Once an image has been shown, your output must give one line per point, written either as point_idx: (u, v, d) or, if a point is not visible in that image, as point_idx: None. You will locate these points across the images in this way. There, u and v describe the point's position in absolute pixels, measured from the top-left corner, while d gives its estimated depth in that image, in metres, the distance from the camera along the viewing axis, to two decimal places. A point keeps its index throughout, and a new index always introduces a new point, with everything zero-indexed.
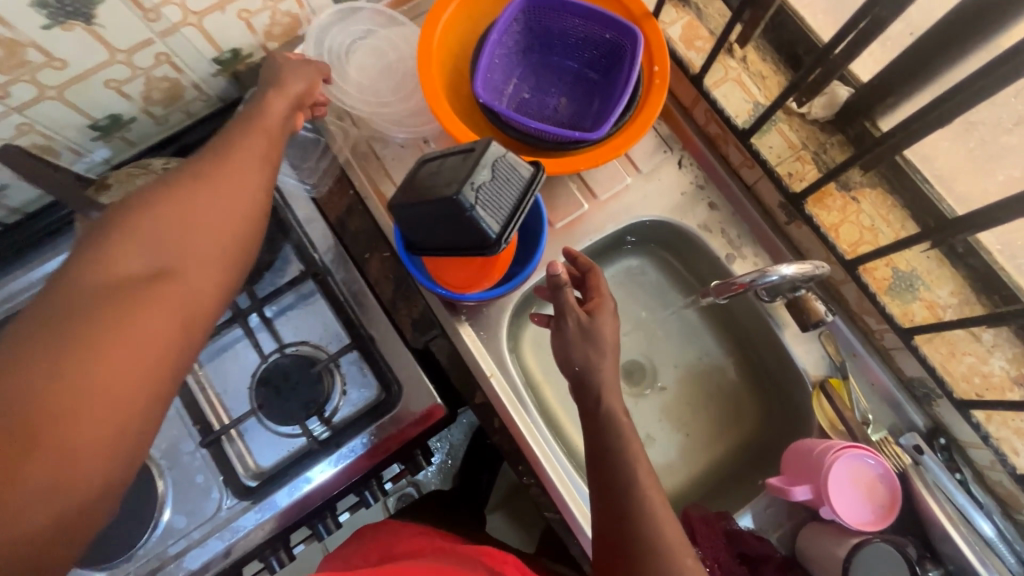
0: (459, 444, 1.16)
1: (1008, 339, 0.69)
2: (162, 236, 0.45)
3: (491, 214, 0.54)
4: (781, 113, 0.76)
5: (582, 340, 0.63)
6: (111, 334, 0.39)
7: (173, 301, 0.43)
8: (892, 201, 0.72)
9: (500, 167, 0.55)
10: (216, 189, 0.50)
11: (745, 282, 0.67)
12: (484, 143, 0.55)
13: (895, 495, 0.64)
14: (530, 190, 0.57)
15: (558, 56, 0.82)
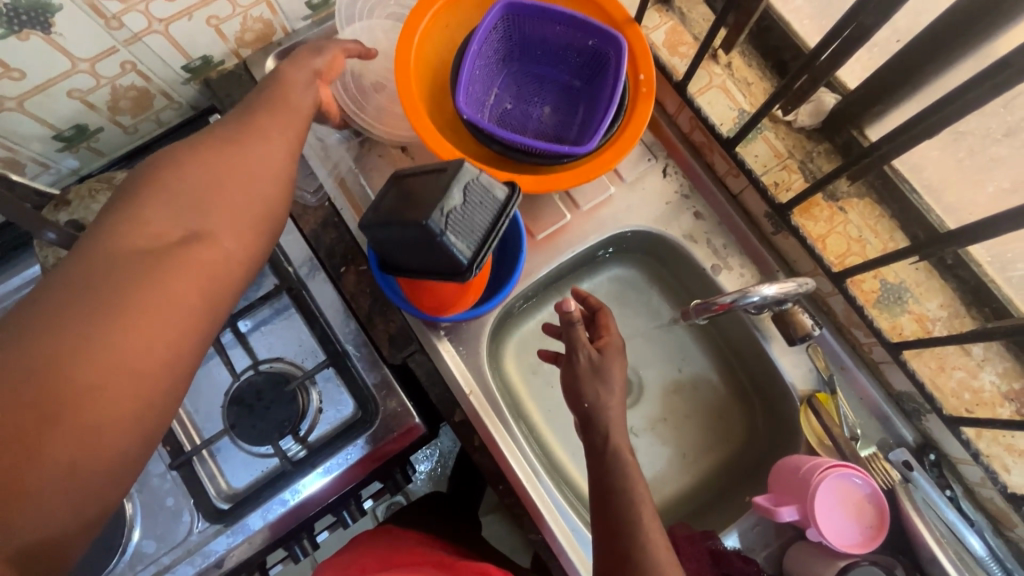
0: (449, 451, 1.14)
1: (999, 354, 0.67)
2: (148, 234, 0.43)
3: (464, 238, 0.52)
4: (767, 120, 0.74)
5: (593, 378, 0.62)
6: (135, 310, 0.39)
7: (198, 272, 0.43)
8: (880, 211, 0.70)
9: (472, 189, 0.52)
10: (209, 194, 0.47)
11: (726, 302, 0.66)
12: (456, 163, 0.53)
13: (884, 516, 0.62)
14: (505, 213, 0.54)
15: (540, 64, 0.80)
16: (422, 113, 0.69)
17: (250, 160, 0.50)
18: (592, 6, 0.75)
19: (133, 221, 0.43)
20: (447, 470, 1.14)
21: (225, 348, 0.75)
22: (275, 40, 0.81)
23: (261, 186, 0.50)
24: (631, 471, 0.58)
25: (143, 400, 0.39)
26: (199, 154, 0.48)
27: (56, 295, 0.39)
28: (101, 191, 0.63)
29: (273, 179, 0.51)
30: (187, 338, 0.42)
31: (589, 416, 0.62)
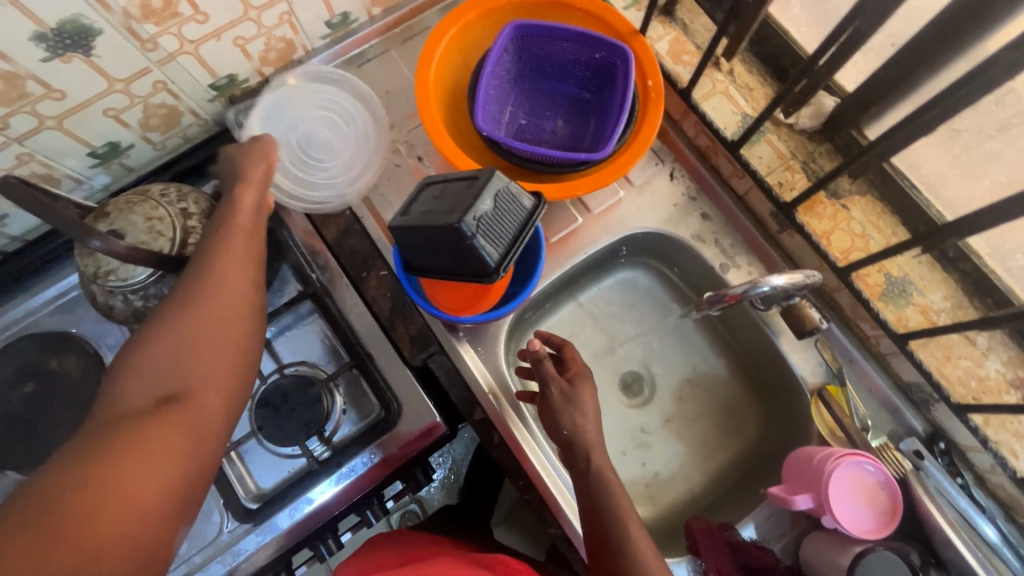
0: (462, 459, 1.16)
1: (1003, 342, 0.69)
2: (147, 380, 0.47)
3: (492, 242, 0.54)
4: (769, 123, 0.78)
5: (564, 406, 0.66)
6: (130, 445, 0.42)
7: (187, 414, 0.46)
8: (882, 208, 0.73)
9: (502, 198, 0.55)
10: (199, 333, 0.50)
11: (738, 293, 0.68)
12: (488, 172, 0.55)
13: (897, 502, 0.64)
14: (531, 221, 0.56)
15: (550, 80, 0.83)
16: (444, 133, 0.73)
17: (225, 295, 0.53)
18: (598, 21, 0.78)
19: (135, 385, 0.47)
20: (459, 477, 1.15)
21: None
22: (295, 58, 0.85)
23: (238, 322, 0.53)
24: (614, 488, 0.61)
25: (138, 543, 0.40)
26: (186, 293, 0.52)
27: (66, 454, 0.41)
28: (138, 203, 0.66)
29: (247, 310, 0.55)
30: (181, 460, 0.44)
31: (566, 435, 0.65)
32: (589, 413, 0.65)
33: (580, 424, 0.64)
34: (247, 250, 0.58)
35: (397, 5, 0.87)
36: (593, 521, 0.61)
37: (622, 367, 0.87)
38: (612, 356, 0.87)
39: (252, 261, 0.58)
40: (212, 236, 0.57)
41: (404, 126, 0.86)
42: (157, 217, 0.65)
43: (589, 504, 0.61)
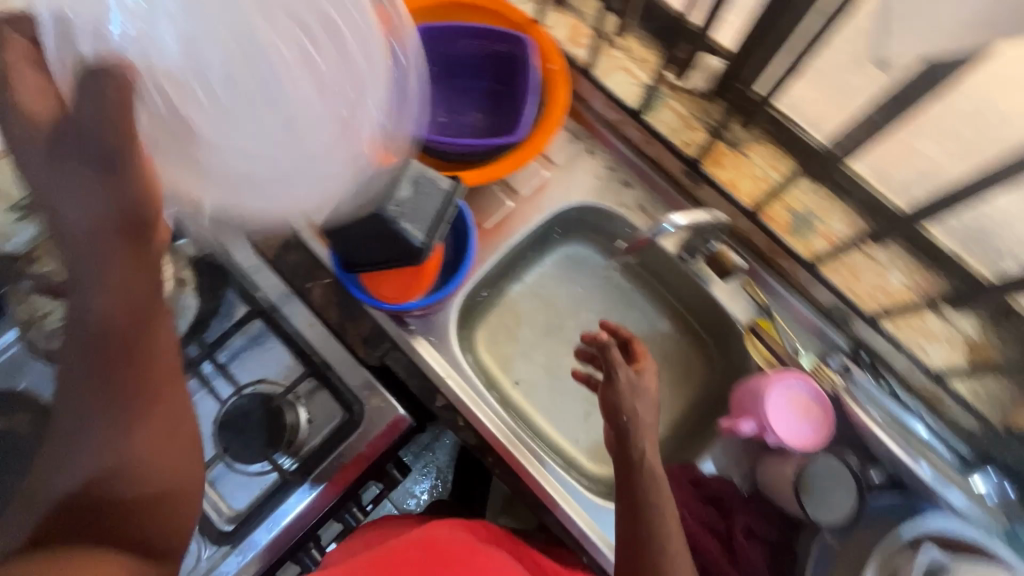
0: (447, 466, 1.15)
1: (901, 255, 0.75)
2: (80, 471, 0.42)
3: (416, 224, 0.57)
4: (667, 89, 0.84)
5: (631, 397, 0.66)
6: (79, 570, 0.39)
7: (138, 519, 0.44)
8: (779, 150, 0.79)
9: (420, 182, 0.58)
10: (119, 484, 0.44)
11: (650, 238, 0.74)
12: (402, 160, 0.58)
13: (829, 411, 0.69)
14: (451, 200, 0.59)
15: (462, 77, 0.87)
16: None
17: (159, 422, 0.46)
18: (496, 16, 0.83)
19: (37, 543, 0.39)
20: (447, 486, 1.13)
21: (207, 381, 0.78)
22: None
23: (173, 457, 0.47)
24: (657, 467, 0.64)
25: None
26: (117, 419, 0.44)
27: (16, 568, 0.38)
28: (64, 243, 0.69)
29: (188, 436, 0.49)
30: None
31: (619, 419, 0.66)
32: (646, 396, 0.66)
33: (638, 412, 0.66)
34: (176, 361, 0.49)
35: None
36: (629, 500, 0.63)
37: (574, 337, 0.91)
38: (563, 328, 0.91)
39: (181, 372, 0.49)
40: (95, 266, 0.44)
41: None
42: None
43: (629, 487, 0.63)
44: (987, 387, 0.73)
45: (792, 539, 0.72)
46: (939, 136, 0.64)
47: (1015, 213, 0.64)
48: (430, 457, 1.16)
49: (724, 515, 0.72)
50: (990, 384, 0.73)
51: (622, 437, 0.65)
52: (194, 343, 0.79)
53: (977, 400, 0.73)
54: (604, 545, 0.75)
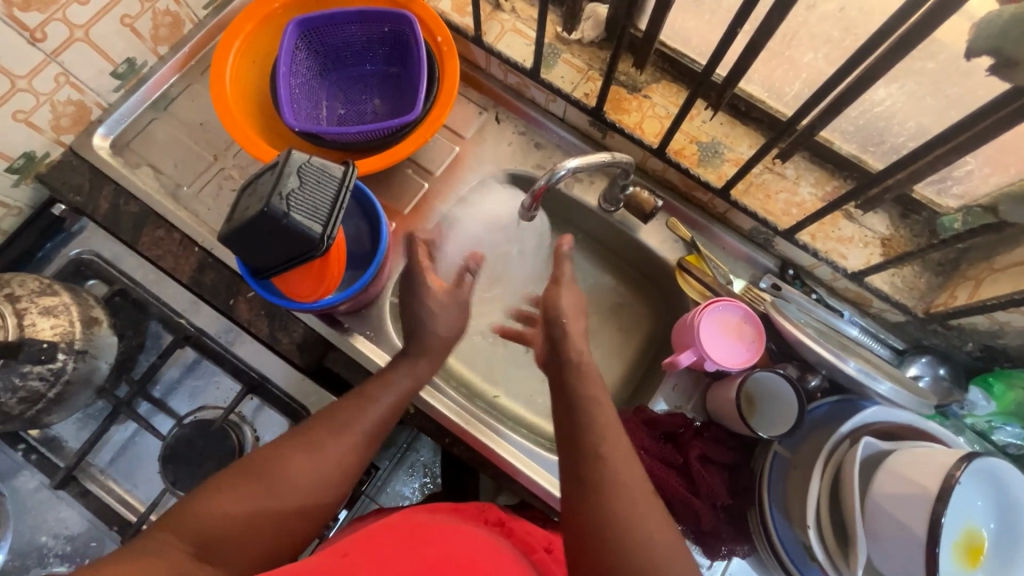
0: (432, 460, 1.08)
1: (807, 167, 0.78)
2: (293, 472, 0.55)
3: (310, 217, 0.55)
4: (560, 45, 0.84)
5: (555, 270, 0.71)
6: (259, 528, 0.52)
7: (292, 529, 0.54)
8: (676, 87, 0.81)
9: (307, 172, 0.57)
10: (269, 482, 0.54)
11: (543, 183, 0.66)
12: (284, 154, 0.56)
13: (760, 330, 0.72)
14: (345, 187, 0.59)
15: (354, 65, 0.85)
16: (261, 143, 0.75)
17: (325, 447, 0.58)
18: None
19: (218, 488, 0.53)
20: (439, 481, 1.06)
21: (145, 418, 0.76)
22: (94, 118, 0.83)
23: (320, 477, 0.56)
24: (606, 433, 0.56)
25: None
26: (309, 434, 0.59)
27: (243, 498, 0.52)
28: None
29: (346, 468, 0.58)
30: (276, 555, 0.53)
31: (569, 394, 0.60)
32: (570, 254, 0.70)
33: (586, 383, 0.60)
34: (373, 428, 0.62)
35: (183, 39, 0.87)
36: (582, 467, 0.54)
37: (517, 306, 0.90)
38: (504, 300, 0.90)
39: (371, 441, 0.61)
40: (367, 423, 0.61)
41: (228, 151, 0.85)
42: None
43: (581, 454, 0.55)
44: (905, 277, 0.75)
45: (749, 460, 0.73)
46: (812, 41, 0.66)
47: (898, 108, 0.66)
48: (414, 458, 1.09)
49: (680, 448, 0.74)
50: (906, 274, 0.76)
51: (572, 412, 0.58)
52: (123, 382, 0.77)
53: (898, 293, 0.75)
54: None
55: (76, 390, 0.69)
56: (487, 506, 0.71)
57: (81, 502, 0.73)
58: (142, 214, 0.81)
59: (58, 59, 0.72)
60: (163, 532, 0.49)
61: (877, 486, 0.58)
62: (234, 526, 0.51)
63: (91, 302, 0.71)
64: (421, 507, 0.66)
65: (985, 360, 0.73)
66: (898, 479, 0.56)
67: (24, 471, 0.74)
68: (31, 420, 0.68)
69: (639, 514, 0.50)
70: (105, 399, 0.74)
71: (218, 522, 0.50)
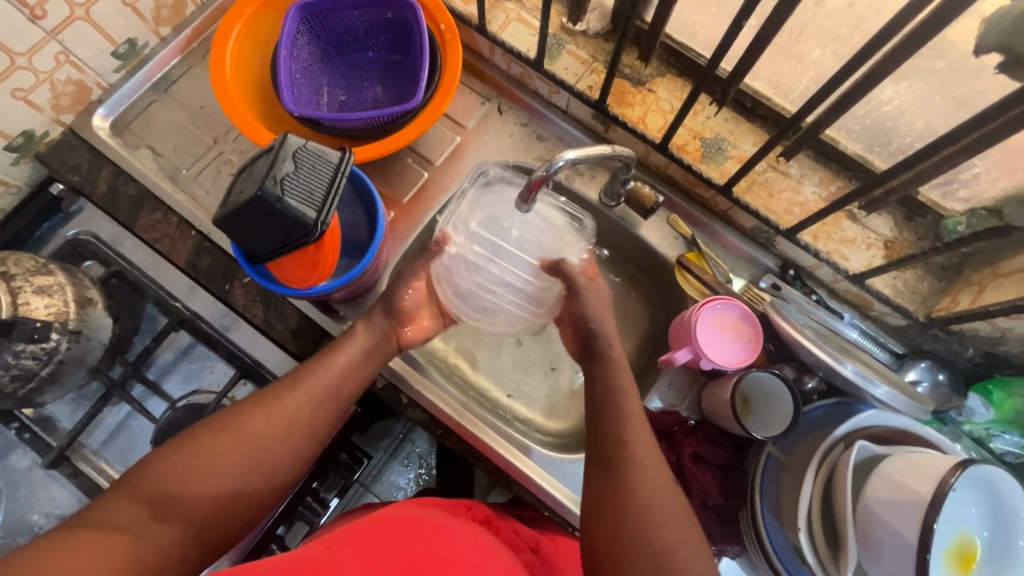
0: (427, 451, 1.07)
1: (811, 167, 0.76)
2: (253, 428, 0.56)
3: (304, 202, 0.55)
4: (565, 36, 0.83)
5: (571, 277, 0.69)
6: (213, 482, 0.52)
7: (250, 483, 0.54)
8: (681, 81, 0.80)
9: (302, 157, 0.56)
10: (225, 440, 0.54)
11: (540, 177, 0.64)
12: (280, 137, 0.56)
13: (758, 330, 0.71)
14: (341, 173, 0.58)
15: (356, 52, 0.84)
16: (259, 127, 0.74)
17: (286, 404, 0.58)
18: None
19: (176, 447, 0.53)
20: (433, 472, 1.06)
21: (138, 400, 0.76)
22: (94, 99, 0.82)
23: (273, 434, 0.56)
24: (631, 447, 0.58)
25: (172, 539, 0.48)
26: (266, 397, 0.58)
27: (201, 455, 0.53)
28: None
29: (301, 430, 0.58)
30: (232, 509, 0.53)
31: (603, 407, 0.62)
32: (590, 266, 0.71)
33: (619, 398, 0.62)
34: (335, 385, 0.62)
35: (185, 20, 0.86)
36: (611, 479, 0.57)
37: None
38: None
39: (327, 403, 0.61)
40: (332, 378, 0.62)
41: (228, 135, 0.85)
42: None
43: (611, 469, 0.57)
44: (907, 281, 0.74)
45: (743, 461, 0.73)
46: (821, 37, 0.64)
47: (906, 108, 0.64)
48: (409, 448, 1.08)
49: (673, 446, 0.73)
50: (908, 277, 0.74)
51: (601, 429, 0.60)
52: (118, 364, 0.77)
53: (899, 297, 0.74)
54: (566, 499, 0.74)
55: (68, 370, 0.69)
56: (475, 504, 0.71)
57: (72, 483, 0.73)
58: (140, 196, 0.81)
59: (58, 37, 0.71)
60: (117, 495, 0.49)
61: (871, 491, 0.57)
62: (195, 483, 0.51)
63: (86, 282, 0.71)
64: (410, 501, 0.66)
65: (985, 367, 0.72)
66: (893, 485, 0.55)
67: (17, 450, 0.74)
68: (24, 399, 0.68)
69: (671, 524, 0.54)
70: (99, 380, 0.75)
71: (180, 482, 0.51)
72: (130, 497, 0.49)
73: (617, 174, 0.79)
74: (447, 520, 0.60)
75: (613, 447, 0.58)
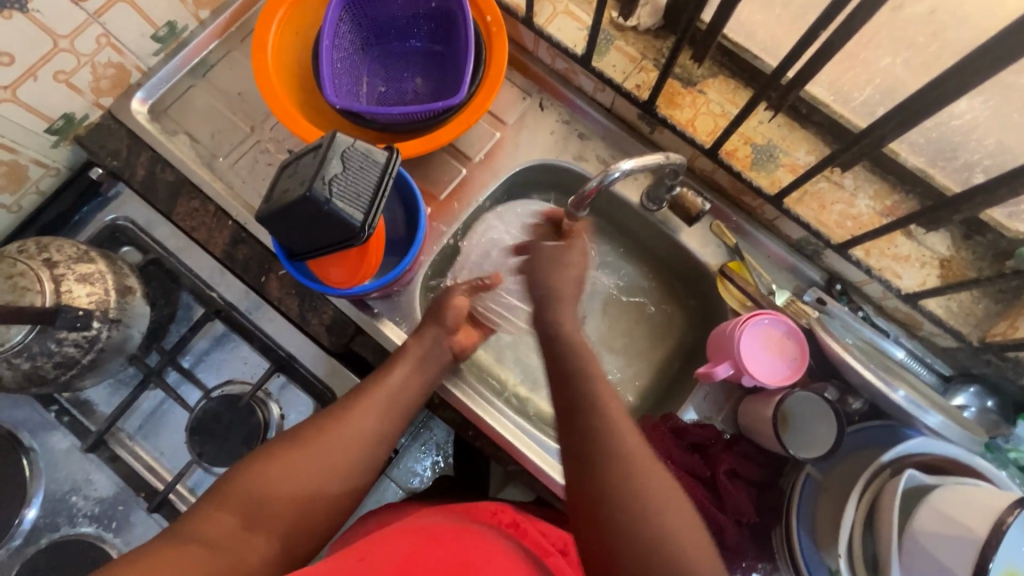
0: (447, 441, 1.05)
1: (867, 178, 0.73)
2: (329, 440, 0.56)
3: (351, 203, 0.54)
4: (613, 31, 0.80)
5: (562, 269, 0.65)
6: (298, 494, 0.53)
7: (330, 495, 0.54)
8: (734, 83, 0.77)
9: (351, 157, 0.55)
10: (305, 451, 0.55)
11: (593, 187, 0.64)
12: (329, 135, 0.54)
13: (804, 348, 0.69)
14: (388, 173, 0.57)
15: (397, 41, 0.81)
16: (300, 119, 0.73)
17: (357, 417, 0.59)
18: None
19: (258, 459, 0.53)
20: (451, 461, 1.04)
21: (173, 387, 0.77)
22: (133, 82, 0.81)
23: (352, 444, 0.57)
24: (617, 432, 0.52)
25: (265, 552, 0.49)
26: (341, 406, 0.59)
27: (283, 465, 0.53)
28: None
29: (377, 435, 0.59)
30: (317, 521, 0.53)
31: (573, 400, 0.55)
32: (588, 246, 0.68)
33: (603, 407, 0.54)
34: (400, 396, 0.63)
35: (224, 3, 0.84)
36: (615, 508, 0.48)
37: None
38: None
39: (397, 408, 0.62)
40: (396, 391, 0.62)
41: (265, 123, 0.83)
42: (17, 273, 0.63)
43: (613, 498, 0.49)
44: (961, 302, 0.72)
45: (779, 478, 0.72)
46: (893, 43, 0.62)
47: (979, 123, 0.61)
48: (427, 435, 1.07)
49: (708, 460, 0.72)
50: (963, 299, 0.72)
51: (579, 408, 0.54)
52: (153, 351, 0.77)
53: (952, 318, 0.71)
54: None
55: (108, 357, 0.69)
56: (500, 508, 0.66)
57: (110, 466, 0.74)
58: (178, 183, 0.80)
59: (100, 19, 0.70)
60: (208, 506, 0.49)
61: (918, 523, 0.56)
62: (283, 495, 0.52)
63: (125, 270, 0.71)
64: (437, 508, 0.64)
65: None
66: (942, 518, 0.54)
67: (56, 431, 0.75)
68: (65, 384, 0.68)
69: (665, 514, 0.48)
70: (136, 367, 0.75)
71: (267, 494, 0.51)
72: (220, 506, 0.49)
73: (658, 178, 0.77)
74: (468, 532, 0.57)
75: (603, 468, 0.50)
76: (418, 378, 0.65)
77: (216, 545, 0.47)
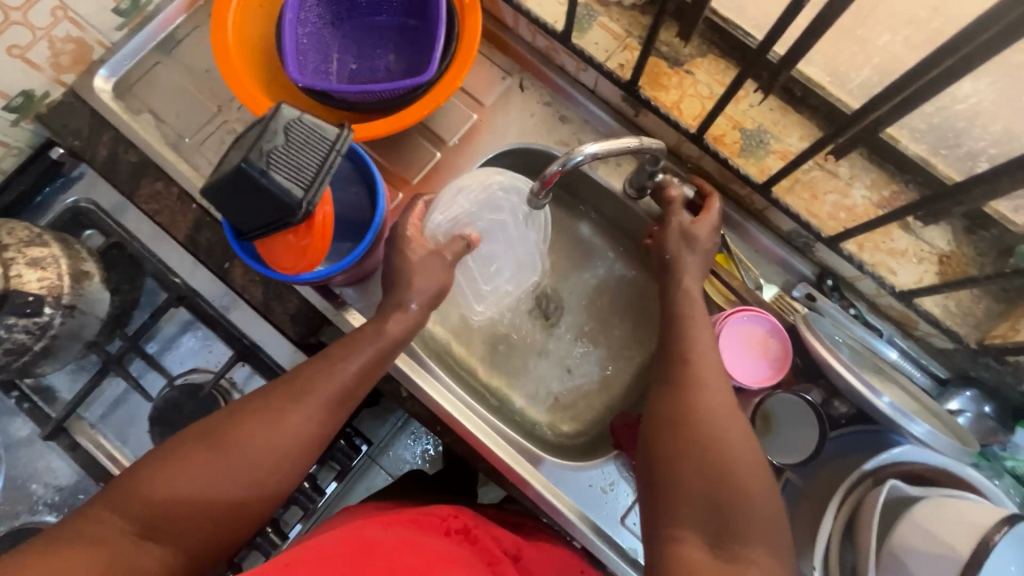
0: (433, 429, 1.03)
1: (864, 167, 0.69)
2: (254, 441, 0.53)
3: (291, 178, 0.51)
4: (598, 6, 0.75)
5: (680, 238, 0.66)
6: (208, 499, 0.50)
7: (246, 500, 0.52)
8: (724, 63, 0.72)
9: (294, 130, 0.52)
10: (220, 453, 0.51)
11: (556, 170, 0.60)
12: (274, 107, 0.52)
13: (787, 347, 0.65)
14: (335, 151, 0.53)
15: (369, 15, 0.77)
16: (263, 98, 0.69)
17: (289, 418, 0.55)
18: None
19: (168, 458, 0.50)
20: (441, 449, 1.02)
21: (135, 376, 0.75)
22: (96, 58, 0.78)
23: (278, 448, 0.53)
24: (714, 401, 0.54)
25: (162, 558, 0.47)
26: (273, 402, 0.55)
27: (193, 466, 0.50)
28: None
29: (312, 437, 0.56)
30: (228, 527, 0.51)
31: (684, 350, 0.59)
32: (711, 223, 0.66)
33: (694, 344, 0.59)
34: (342, 395, 0.58)
35: None
36: (705, 473, 0.50)
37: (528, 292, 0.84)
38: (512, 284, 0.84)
39: (338, 407, 0.58)
40: (340, 389, 0.58)
41: (233, 103, 0.80)
42: None
43: (700, 460, 0.51)
44: (960, 301, 0.68)
45: None
46: (892, 20, 0.57)
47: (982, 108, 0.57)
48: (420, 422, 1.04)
49: None
50: (962, 298, 0.68)
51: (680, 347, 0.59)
52: (116, 337, 0.75)
53: (949, 318, 0.67)
54: (566, 508, 0.71)
55: (64, 344, 0.67)
56: (456, 512, 0.63)
57: (71, 455, 0.73)
58: (143, 165, 0.77)
59: None
60: (103, 507, 0.47)
61: (899, 538, 0.52)
62: (189, 500, 0.49)
63: (82, 255, 0.69)
64: (389, 514, 0.60)
65: None
66: (923, 532, 0.51)
67: (18, 417, 0.74)
68: (21, 370, 0.67)
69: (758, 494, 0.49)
70: (97, 355, 0.73)
71: (170, 500, 0.48)
72: (121, 511, 0.47)
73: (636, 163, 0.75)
74: (412, 537, 0.54)
75: (704, 424, 0.53)
76: (365, 376, 0.60)
77: (107, 551, 0.44)
